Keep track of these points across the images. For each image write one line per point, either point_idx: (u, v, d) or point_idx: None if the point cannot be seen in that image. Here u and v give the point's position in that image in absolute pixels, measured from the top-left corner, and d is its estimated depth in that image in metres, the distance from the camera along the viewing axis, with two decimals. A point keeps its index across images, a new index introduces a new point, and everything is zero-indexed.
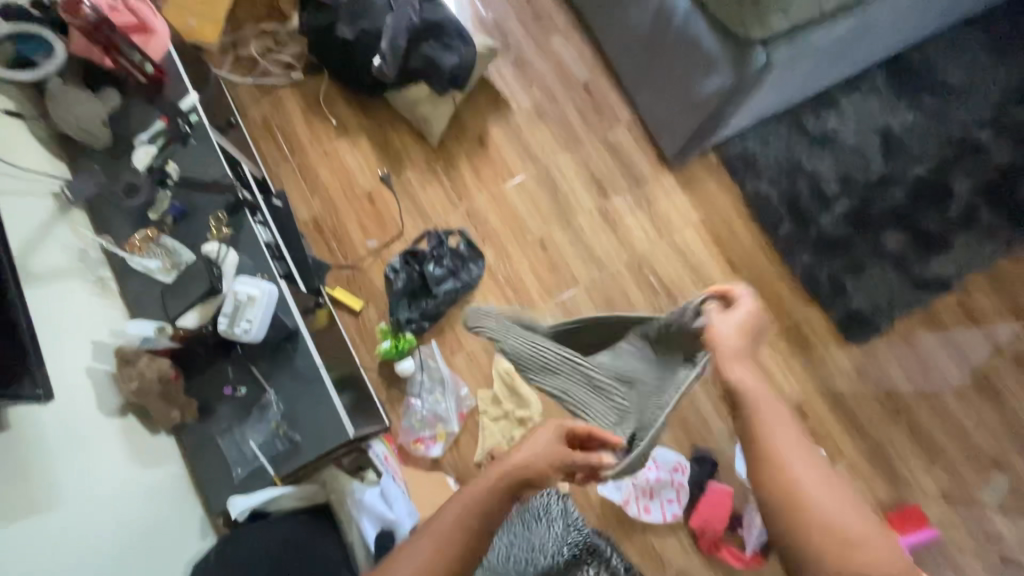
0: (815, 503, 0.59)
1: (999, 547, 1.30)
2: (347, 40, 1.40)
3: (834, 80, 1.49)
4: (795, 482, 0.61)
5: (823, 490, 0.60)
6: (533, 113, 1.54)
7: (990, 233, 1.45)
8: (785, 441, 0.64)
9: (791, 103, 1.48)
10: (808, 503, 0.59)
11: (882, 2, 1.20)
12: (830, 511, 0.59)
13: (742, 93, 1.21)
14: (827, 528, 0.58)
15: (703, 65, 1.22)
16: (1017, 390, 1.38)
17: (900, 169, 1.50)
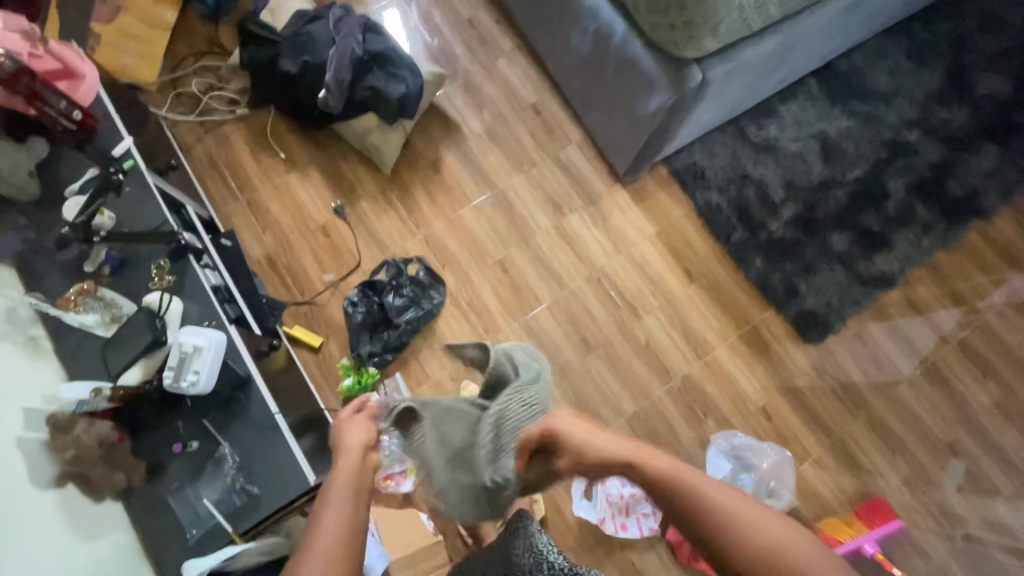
0: (763, 551, 0.54)
1: (962, 529, 1.35)
2: (290, 73, 1.38)
3: (771, 91, 1.55)
4: (727, 526, 0.56)
5: (768, 523, 0.55)
6: (485, 137, 1.55)
7: (926, 228, 1.53)
8: (703, 482, 0.60)
9: (732, 115, 1.54)
10: (764, 542, 0.54)
11: (807, 17, 1.26)
12: (777, 543, 0.54)
13: (683, 110, 1.24)
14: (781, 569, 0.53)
15: (643, 84, 1.26)
16: (964, 375, 1.45)
17: (838, 172, 1.57)
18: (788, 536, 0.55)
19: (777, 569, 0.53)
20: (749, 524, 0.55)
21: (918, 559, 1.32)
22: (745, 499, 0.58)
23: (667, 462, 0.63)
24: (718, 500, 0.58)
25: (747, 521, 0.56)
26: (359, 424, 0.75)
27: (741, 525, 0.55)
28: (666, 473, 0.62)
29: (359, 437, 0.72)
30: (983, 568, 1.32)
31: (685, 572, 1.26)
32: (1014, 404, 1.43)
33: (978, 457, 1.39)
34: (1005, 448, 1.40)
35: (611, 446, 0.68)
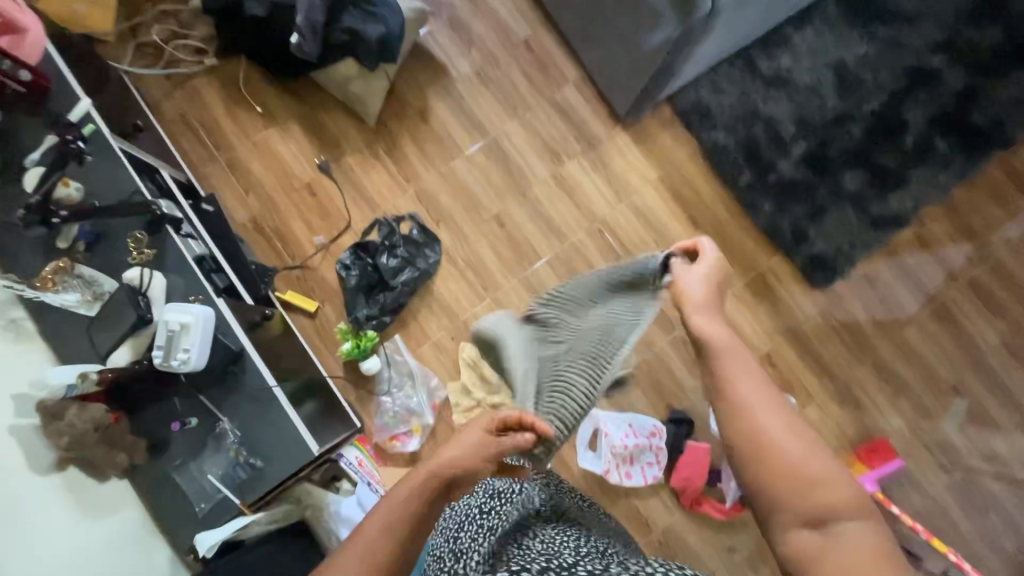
0: (783, 453, 0.53)
1: (960, 466, 1.37)
2: (258, 16, 1.26)
3: (784, 16, 1.42)
4: (756, 431, 0.54)
5: (792, 431, 0.54)
6: (475, 79, 1.44)
7: (944, 162, 1.45)
8: (756, 393, 0.57)
9: (742, 45, 1.42)
10: (778, 447, 0.53)
11: None
12: (794, 457, 0.52)
13: (690, 44, 1.14)
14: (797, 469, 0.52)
15: (646, 16, 1.14)
16: (972, 314, 1.42)
17: (854, 105, 1.47)
18: (810, 457, 0.52)
19: (771, 462, 0.53)
20: (777, 437, 0.53)
21: (916, 496, 1.35)
22: (792, 417, 0.55)
23: (737, 363, 0.60)
24: (761, 414, 0.55)
25: (770, 435, 0.54)
26: (474, 438, 0.64)
27: (766, 429, 0.54)
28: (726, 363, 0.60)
29: (461, 452, 0.63)
30: (979, 501, 1.35)
31: (688, 516, 1.30)
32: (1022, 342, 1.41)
33: (981, 396, 1.39)
34: (1009, 386, 1.40)
35: (712, 331, 0.64)
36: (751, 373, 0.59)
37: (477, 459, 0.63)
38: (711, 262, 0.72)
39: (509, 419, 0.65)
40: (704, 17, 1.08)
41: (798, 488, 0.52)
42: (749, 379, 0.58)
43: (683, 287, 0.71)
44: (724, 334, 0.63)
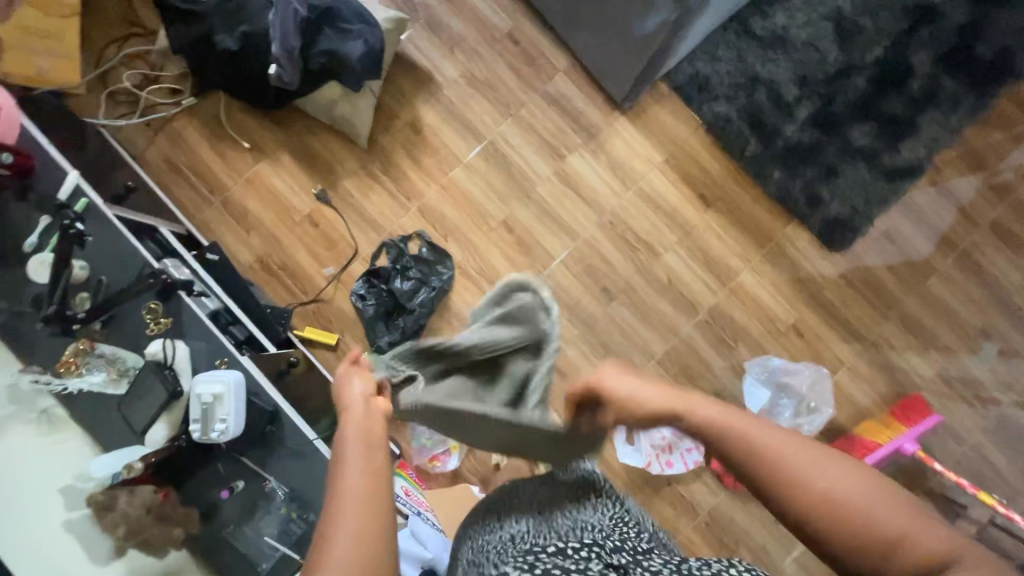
0: (847, 510, 0.48)
1: (997, 410, 1.37)
2: (230, 50, 1.20)
3: None
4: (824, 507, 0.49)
5: (841, 484, 0.49)
6: (462, 82, 1.38)
7: (954, 104, 1.40)
8: (791, 449, 0.51)
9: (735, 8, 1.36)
10: (840, 503, 0.48)
11: None
12: (858, 511, 0.48)
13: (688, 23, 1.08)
14: (858, 521, 0.48)
15: None
16: (997, 257, 1.40)
17: (856, 56, 1.41)
18: (881, 510, 0.48)
19: (836, 521, 0.48)
20: (824, 487, 0.49)
21: (954, 445, 1.36)
22: (834, 455, 0.50)
23: (750, 421, 0.54)
24: (813, 476, 0.50)
25: (817, 498, 0.49)
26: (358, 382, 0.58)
27: (813, 479, 0.50)
28: (744, 435, 0.53)
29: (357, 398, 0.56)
30: (1019, 442, 1.36)
31: (732, 495, 1.31)
32: None
33: (1012, 338, 1.38)
34: None
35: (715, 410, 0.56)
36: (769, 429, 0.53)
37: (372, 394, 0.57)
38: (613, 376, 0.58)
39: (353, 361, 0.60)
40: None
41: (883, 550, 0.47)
42: (764, 436, 0.52)
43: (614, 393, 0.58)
44: (659, 395, 0.57)
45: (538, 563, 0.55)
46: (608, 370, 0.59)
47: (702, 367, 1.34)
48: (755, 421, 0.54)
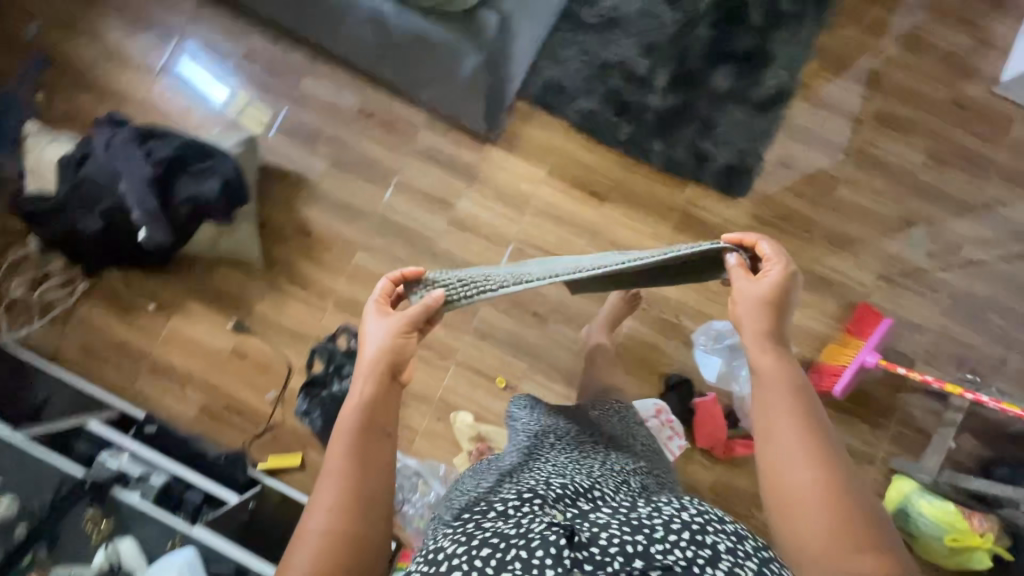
0: (804, 510, 0.64)
1: (945, 289, 1.37)
2: (97, 229, 1.20)
3: None
4: (790, 491, 0.65)
5: (810, 489, 0.64)
6: (333, 170, 1.40)
7: (798, 20, 1.42)
8: (789, 442, 0.67)
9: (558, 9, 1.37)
10: (801, 497, 0.64)
11: None
12: (812, 505, 0.63)
13: None
14: (810, 517, 0.63)
15: None
16: (894, 145, 1.41)
17: (691, 8, 1.42)
18: (834, 520, 0.62)
19: (789, 502, 0.65)
20: (794, 480, 0.65)
21: (920, 337, 1.36)
22: (821, 465, 0.65)
23: (778, 406, 0.69)
24: (794, 471, 0.65)
25: (800, 491, 0.64)
26: (374, 322, 0.73)
27: (793, 472, 0.65)
28: (769, 414, 0.70)
29: (381, 343, 0.71)
30: (976, 311, 1.37)
31: (727, 464, 1.31)
32: (945, 147, 1.40)
33: (933, 216, 1.39)
34: (955, 192, 1.39)
35: (766, 368, 0.72)
36: (789, 426, 0.68)
37: (388, 337, 0.71)
38: (772, 276, 0.75)
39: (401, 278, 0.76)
40: None
41: (825, 548, 0.61)
42: (796, 422, 0.68)
43: (749, 292, 0.75)
44: (759, 309, 0.74)
45: (480, 526, 0.60)
46: (778, 270, 0.75)
47: (655, 353, 1.35)
48: (804, 400, 0.70)
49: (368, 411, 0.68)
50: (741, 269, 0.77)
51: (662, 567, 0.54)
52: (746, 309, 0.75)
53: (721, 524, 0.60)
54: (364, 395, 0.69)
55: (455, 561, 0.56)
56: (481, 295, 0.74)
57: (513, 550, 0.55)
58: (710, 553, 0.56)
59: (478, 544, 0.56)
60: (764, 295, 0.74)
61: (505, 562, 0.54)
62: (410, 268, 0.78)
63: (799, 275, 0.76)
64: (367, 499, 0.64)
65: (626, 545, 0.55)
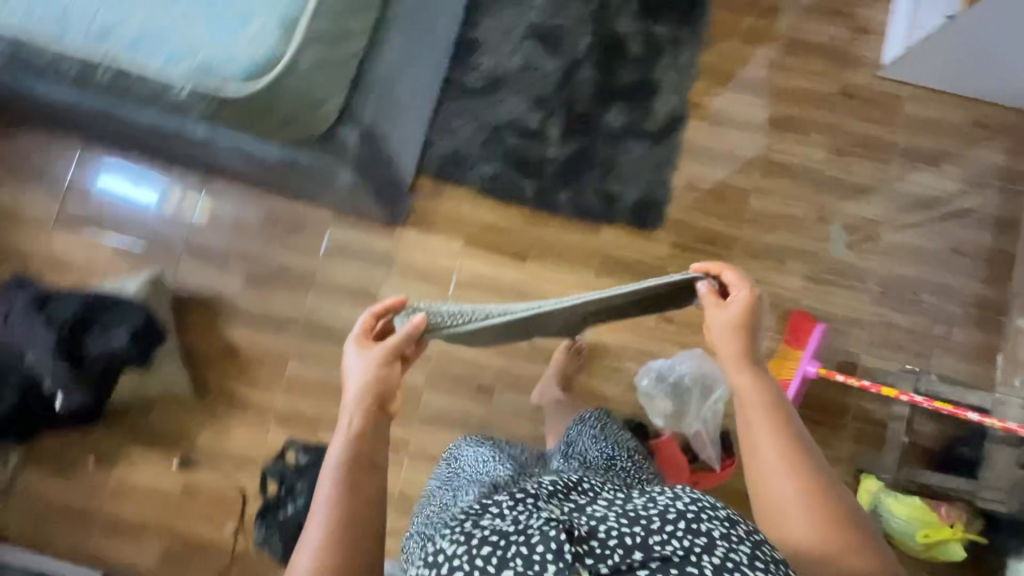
0: (791, 517, 0.70)
1: (871, 278, 1.39)
2: (14, 405, 1.17)
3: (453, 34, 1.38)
4: (775, 498, 0.71)
5: (794, 496, 0.70)
6: (251, 285, 1.38)
7: (677, 44, 1.43)
8: (772, 450, 0.73)
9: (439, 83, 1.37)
10: (785, 502, 0.71)
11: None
12: (796, 510, 0.70)
13: (372, 162, 1.04)
14: (795, 523, 0.70)
15: (319, 173, 1.04)
16: (794, 146, 1.42)
17: (571, 54, 1.43)
18: (817, 525, 0.69)
19: (775, 506, 0.71)
20: (778, 489, 0.71)
21: (857, 330, 1.37)
22: (802, 474, 0.71)
23: (759, 420, 0.75)
24: (779, 479, 0.72)
25: (785, 500, 0.71)
26: (357, 355, 0.79)
27: (775, 481, 0.72)
28: (752, 426, 0.76)
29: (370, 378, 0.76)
30: (904, 294, 1.38)
31: None
32: (842, 139, 1.42)
33: (845, 210, 1.40)
34: (861, 181, 1.41)
35: (745, 384, 0.78)
36: (772, 439, 0.74)
37: (374, 371, 0.77)
38: (739, 300, 0.81)
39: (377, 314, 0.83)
40: (361, 147, 0.97)
41: (812, 550, 0.68)
42: (774, 430, 0.74)
43: (725, 314, 0.81)
44: (732, 331, 0.80)
45: (478, 524, 0.64)
46: (743, 293, 0.82)
47: (604, 402, 1.34)
48: (784, 414, 0.75)
49: (359, 443, 0.72)
50: (715, 301, 0.83)
51: (662, 558, 0.61)
52: (721, 330, 0.81)
53: (715, 511, 0.64)
54: (355, 432, 0.73)
55: (457, 560, 0.61)
56: (470, 324, 0.86)
57: (513, 548, 0.61)
58: (705, 541, 0.61)
59: (479, 543, 0.62)
60: (739, 315, 0.81)
61: (506, 560, 0.60)
62: (391, 299, 0.84)
63: (761, 298, 0.82)
64: (366, 530, 0.68)
65: (625, 539, 0.62)
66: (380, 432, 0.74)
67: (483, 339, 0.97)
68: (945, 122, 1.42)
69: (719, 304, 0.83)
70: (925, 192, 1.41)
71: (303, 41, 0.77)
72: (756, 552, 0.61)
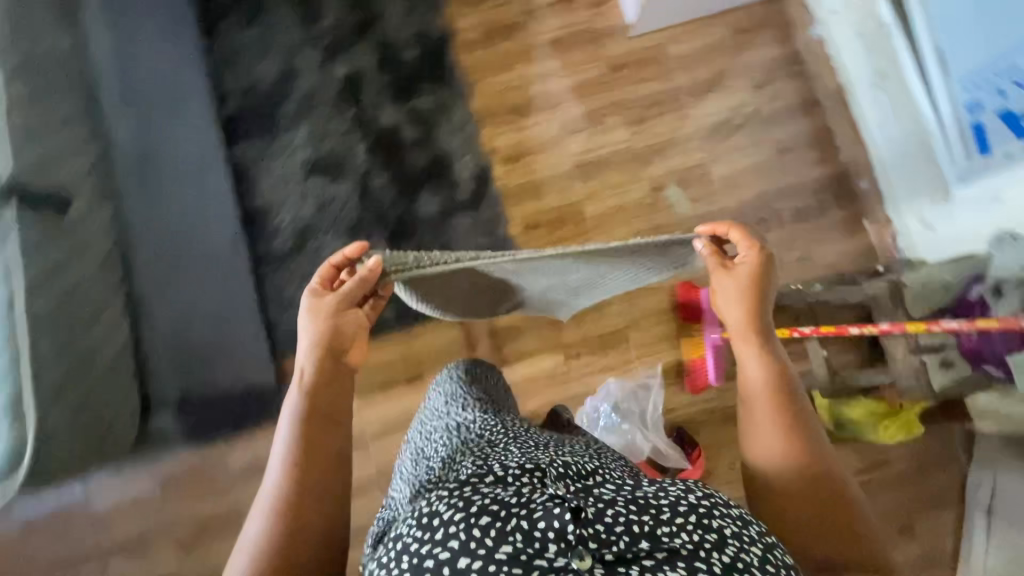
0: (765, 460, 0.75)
1: (725, 217, 1.42)
2: None
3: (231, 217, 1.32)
4: (754, 439, 0.76)
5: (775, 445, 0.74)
6: (184, 553, 1.31)
7: (445, 108, 1.42)
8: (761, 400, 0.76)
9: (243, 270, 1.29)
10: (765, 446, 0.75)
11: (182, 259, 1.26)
12: (772, 454, 0.74)
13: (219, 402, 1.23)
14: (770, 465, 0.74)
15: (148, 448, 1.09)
16: (595, 140, 1.44)
17: (355, 168, 1.39)
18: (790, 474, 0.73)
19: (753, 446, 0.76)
20: (758, 432, 0.76)
21: None
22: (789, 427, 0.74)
23: (754, 376, 0.78)
24: (762, 422, 0.76)
25: (763, 444, 0.75)
26: (308, 305, 0.79)
27: (758, 424, 0.76)
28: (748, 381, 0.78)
29: (324, 331, 0.78)
30: (758, 214, 1.42)
31: None
32: (633, 111, 1.44)
33: (670, 171, 1.43)
34: (670, 137, 1.44)
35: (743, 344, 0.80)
36: (762, 397, 0.77)
37: (325, 321, 0.78)
38: (746, 266, 0.80)
39: (330, 268, 0.83)
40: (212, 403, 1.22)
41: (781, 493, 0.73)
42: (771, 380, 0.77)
43: (730, 280, 0.81)
44: (740, 293, 0.80)
45: (478, 491, 0.61)
46: (750, 254, 0.81)
47: None
48: (781, 373, 0.77)
49: (314, 393, 0.76)
50: (717, 260, 0.82)
51: (670, 550, 0.56)
52: (724, 290, 0.81)
53: (727, 506, 0.61)
54: (310, 382, 0.76)
55: (456, 527, 0.57)
56: (429, 266, 0.80)
57: (513, 521, 0.57)
58: (716, 538, 0.58)
59: (479, 513, 0.57)
60: (744, 280, 0.80)
61: (505, 534, 0.56)
62: (353, 246, 0.81)
63: (769, 263, 0.81)
64: (315, 482, 0.73)
65: (632, 525, 0.57)
66: (331, 377, 0.78)
67: (444, 287, 0.89)
68: (710, 45, 1.46)
69: (726, 270, 0.81)
70: (727, 115, 1.45)
71: (34, 400, 0.92)
72: (766, 555, 0.59)
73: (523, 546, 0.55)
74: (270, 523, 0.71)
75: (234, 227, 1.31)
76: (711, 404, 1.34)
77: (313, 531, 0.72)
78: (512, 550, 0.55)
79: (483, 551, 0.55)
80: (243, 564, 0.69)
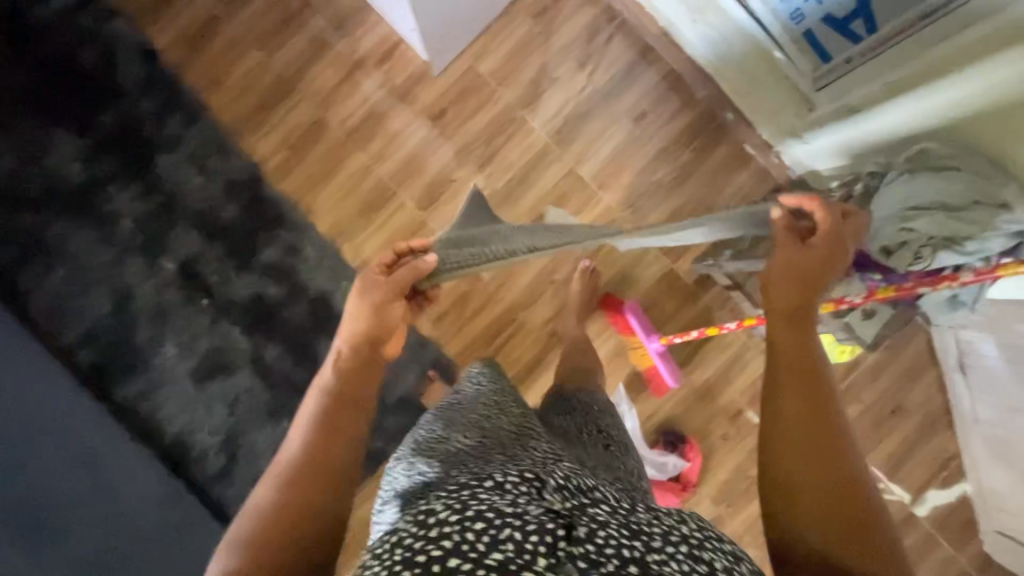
0: (780, 396, 0.62)
1: (615, 212, 1.34)
2: None
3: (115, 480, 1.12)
4: (774, 368, 0.64)
5: (799, 384, 0.62)
6: None
7: (293, 248, 1.30)
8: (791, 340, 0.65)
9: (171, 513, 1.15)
10: (785, 379, 0.63)
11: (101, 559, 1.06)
12: (789, 387, 0.62)
13: None
14: (785, 402, 0.61)
15: None
16: (453, 201, 1.33)
17: (243, 353, 1.30)
18: (802, 415, 0.60)
19: (771, 371, 0.65)
20: (780, 362, 0.64)
21: (651, 256, 1.34)
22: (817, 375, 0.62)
23: (788, 325, 0.66)
24: (784, 353, 0.64)
25: (784, 378, 0.63)
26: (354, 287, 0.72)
27: (780, 357, 0.65)
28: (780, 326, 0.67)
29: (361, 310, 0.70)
30: (645, 193, 1.35)
31: (700, 486, 1.34)
32: (476, 153, 1.33)
33: (541, 195, 1.34)
34: (524, 161, 1.34)
35: (783, 292, 0.67)
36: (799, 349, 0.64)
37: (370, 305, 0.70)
38: (826, 229, 0.69)
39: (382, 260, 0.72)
40: None
41: (792, 432, 0.60)
42: (800, 337, 0.65)
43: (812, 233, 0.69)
44: (816, 252, 0.68)
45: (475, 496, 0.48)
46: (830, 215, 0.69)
47: None
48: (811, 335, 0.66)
49: (343, 380, 0.69)
50: (788, 232, 0.71)
51: None
52: (801, 245, 0.69)
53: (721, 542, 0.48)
54: (340, 365, 0.70)
55: (450, 528, 0.44)
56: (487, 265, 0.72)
57: (508, 530, 0.43)
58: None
59: (472, 518, 0.44)
60: (821, 247, 0.68)
61: (497, 542, 0.42)
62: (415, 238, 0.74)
63: (847, 256, 0.70)
64: (322, 481, 0.62)
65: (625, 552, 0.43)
66: (365, 369, 0.70)
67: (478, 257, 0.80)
68: (517, 46, 1.33)
69: (799, 230, 0.71)
70: (568, 109, 1.34)
71: None
72: None
73: (516, 556, 0.41)
74: (277, 493, 0.61)
75: (156, 471, 1.20)
76: (683, 393, 1.35)
77: (304, 527, 0.60)
78: (503, 559, 0.41)
79: (473, 555, 0.42)
80: (240, 533, 0.59)
